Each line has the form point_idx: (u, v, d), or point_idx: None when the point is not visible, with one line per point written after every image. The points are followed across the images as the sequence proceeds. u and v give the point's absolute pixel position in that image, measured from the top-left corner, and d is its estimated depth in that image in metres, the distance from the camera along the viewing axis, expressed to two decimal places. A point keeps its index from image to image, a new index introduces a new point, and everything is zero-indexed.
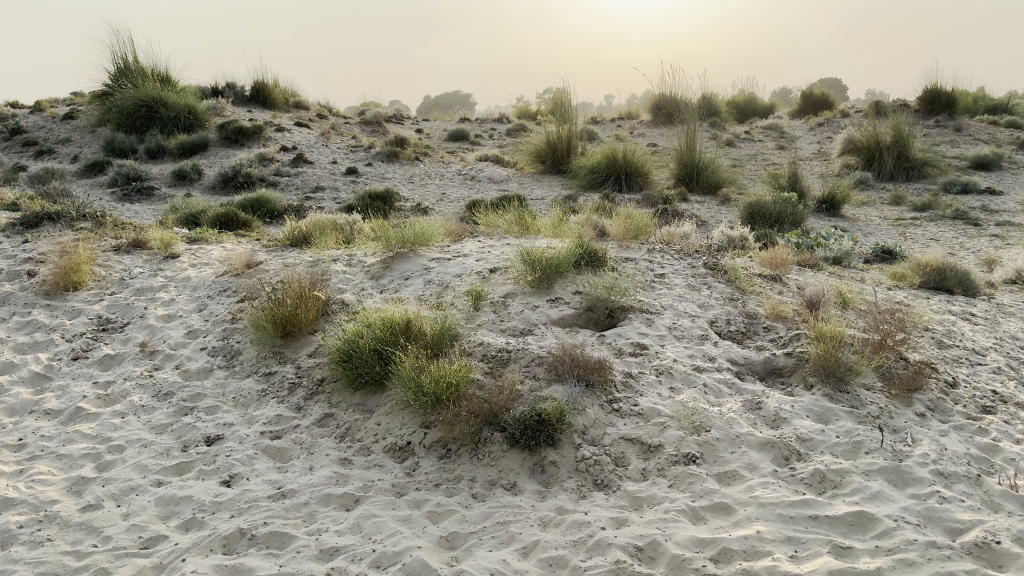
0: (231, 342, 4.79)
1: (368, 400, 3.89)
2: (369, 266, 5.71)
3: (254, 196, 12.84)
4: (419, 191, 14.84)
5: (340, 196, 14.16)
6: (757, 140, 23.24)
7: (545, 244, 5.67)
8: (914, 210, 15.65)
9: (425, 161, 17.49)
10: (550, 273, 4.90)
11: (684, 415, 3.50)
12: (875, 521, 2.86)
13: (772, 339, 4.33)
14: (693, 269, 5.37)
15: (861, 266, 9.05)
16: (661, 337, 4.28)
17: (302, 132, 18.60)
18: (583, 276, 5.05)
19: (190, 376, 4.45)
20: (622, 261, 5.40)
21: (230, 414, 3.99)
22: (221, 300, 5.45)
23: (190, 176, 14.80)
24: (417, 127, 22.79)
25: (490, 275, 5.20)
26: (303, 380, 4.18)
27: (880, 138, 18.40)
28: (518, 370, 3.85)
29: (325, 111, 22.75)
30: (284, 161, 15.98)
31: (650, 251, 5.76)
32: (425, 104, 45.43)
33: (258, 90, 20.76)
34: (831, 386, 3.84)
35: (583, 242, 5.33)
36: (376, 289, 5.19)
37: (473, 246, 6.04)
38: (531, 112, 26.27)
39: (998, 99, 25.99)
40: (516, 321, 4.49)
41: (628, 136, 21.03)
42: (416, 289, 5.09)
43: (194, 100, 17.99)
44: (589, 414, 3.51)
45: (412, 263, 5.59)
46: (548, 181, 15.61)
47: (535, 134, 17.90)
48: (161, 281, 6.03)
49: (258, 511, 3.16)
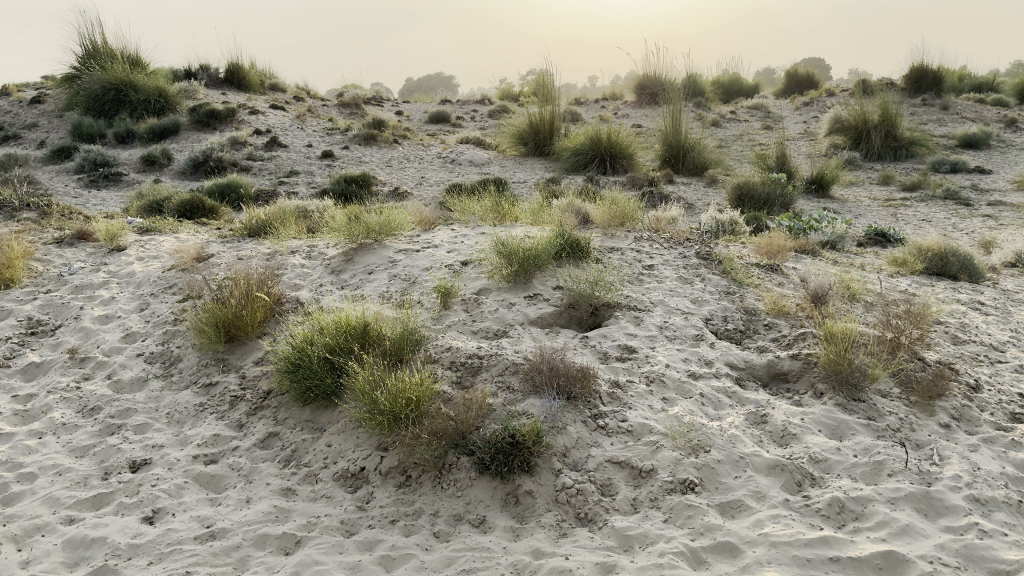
0: (171, 347, 4.29)
1: (319, 416, 3.41)
2: (330, 258, 5.19)
3: (225, 181, 12.32)
4: (398, 175, 14.29)
5: (315, 180, 13.61)
6: (743, 120, 22.79)
7: (523, 233, 5.18)
8: (903, 190, 15.29)
9: (404, 143, 16.91)
10: (527, 266, 4.42)
11: (681, 432, 3.03)
12: (907, 564, 2.41)
13: (775, 338, 3.88)
14: (685, 258, 4.90)
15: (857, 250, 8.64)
16: (652, 339, 3.80)
17: (277, 114, 17.96)
18: (564, 268, 4.57)
19: (122, 388, 3.95)
20: (608, 251, 4.91)
21: (162, 433, 3.51)
22: (164, 298, 4.94)
23: (159, 161, 14.18)
24: (397, 108, 22.15)
25: (461, 268, 4.71)
26: (247, 393, 3.70)
27: (868, 117, 18.00)
28: (489, 381, 3.38)
29: (301, 93, 22.06)
30: (257, 144, 15.35)
31: (639, 238, 5.28)
32: (407, 85, 44.57)
33: (232, 71, 20.04)
34: (844, 395, 3.40)
35: (564, 230, 4.84)
36: (336, 285, 4.69)
37: (444, 235, 5.54)
38: (513, 93, 25.68)
39: (984, 77, 25.69)
40: (490, 321, 4.01)
41: (612, 117, 20.54)
42: (379, 285, 4.60)
43: (164, 82, 17.28)
44: (572, 432, 3.03)
45: (377, 255, 5.08)
46: (530, 163, 15.11)
47: (516, 116, 17.38)
48: (103, 277, 5.50)
49: (180, 557, 2.65)
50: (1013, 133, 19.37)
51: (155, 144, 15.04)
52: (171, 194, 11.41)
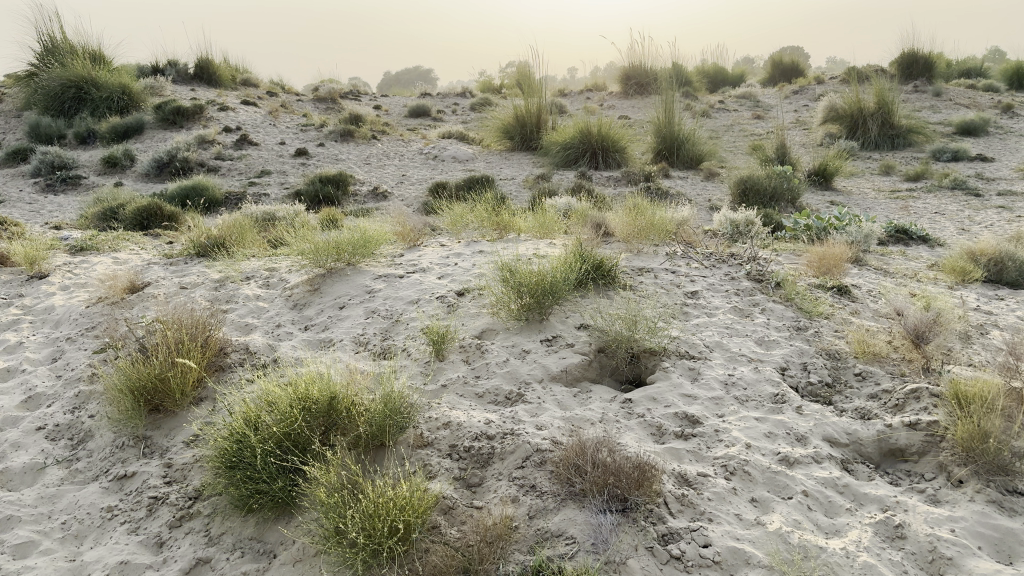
0: (81, 417, 3.27)
1: (268, 534, 2.42)
2: (292, 287, 4.18)
3: (189, 183, 11.28)
4: (376, 174, 13.26)
5: (288, 181, 12.57)
6: (732, 110, 21.96)
7: (531, 253, 4.20)
8: (907, 181, 14.48)
9: (383, 139, 15.87)
10: (542, 297, 3.45)
11: (794, 564, 2.06)
12: None
13: (877, 399, 2.95)
14: (734, 281, 3.93)
15: (884, 252, 7.78)
16: (718, 402, 2.84)
17: (248, 110, 16.85)
18: (588, 300, 3.60)
19: (7, 481, 2.91)
20: (638, 274, 3.94)
21: (51, 558, 2.49)
22: (82, 345, 3.91)
23: (121, 162, 13.04)
24: (375, 103, 21.10)
25: (457, 301, 3.72)
26: (172, 493, 2.71)
27: (864, 104, 17.15)
28: (506, 480, 2.41)
29: (275, 88, 20.95)
30: (226, 142, 14.24)
31: (674, 254, 4.31)
32: (385, 80, 43.54)
33: (202, 67, 18.87)
34: (995, 485, 2.44)
35: (583, 250, 3.87)
36: (298, 326, 3.71)
37: (433, 253, 4.56)
38: (494, 85, 24.70)
39: (969, 62, 25.08)
40: (500, 377, 3.05)
41: (599, 108, 19.63)
42: (352, 326, 3.62)
43: (128, 79, 16.11)
44: (634, 567, 2.05)
45: (350, 283, 4.08)
46: (517, 158, 14.15)
47: (500, 109, 16.43)
48: (14, 315, 4.45)
49: None
50: (1010, 119, 18.65)
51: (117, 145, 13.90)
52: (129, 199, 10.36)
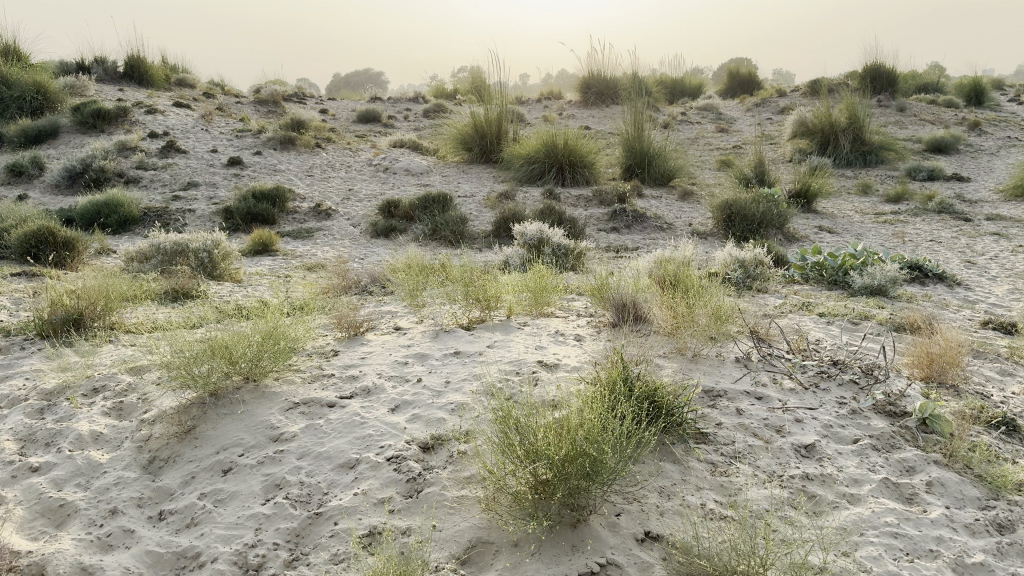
0: None
1: None
2: (147, 426, 2.57)
3: (102, 197, 9.53)
4: (319, 188, 11.62)
5: (217, 196, 10.82)
6: (696, 122, 20.81)
7: (536, 369, 2.71)
8: (888, 202, 13.40)
9: (327, 148, 14.19)
10: (577, 481, 1.93)
11: None
12: None
13: None
14: (859, 417, 2.53)
15: (907, 306, 6.43)
16: None
17: (180, 112, 15.01)
18: (646, 474, 2.12)
19: None
20: (708, 411, 2.48)
21: None
22: None
23: (27, 171, 11.16)
24: (321, 106, 19.39)
25: (424, 466, 2.18)
26: None
27: (835, 119, 15.95)
28: None
29: (213, 88, 19.07)
30: (151, 149, 12.39)
31: (747, 360, 2.88)
32: (334, 82, 41.75)
33: (131, 64, 16.89)
34: None
35: (622, 376, 2.39)
36: (146, 521, 2.13)
37: (381, 352, 3.06)
38: (447, 91, 23.17)
39: (925, 77, 24.42)
40: None
41: (558, 117, 18.25)
42: (236, 523, 2.06)
43: (44, 76, 14.12)
44: None
45: (246, 419, 2.51)
46: (475, 172, 12.66)
47: (454, 116, 14.91)
48: None
49: None
50: (978, 137, 17.84)
51: (25, 151, 12.00)
52: (24, 218, 8.56)
